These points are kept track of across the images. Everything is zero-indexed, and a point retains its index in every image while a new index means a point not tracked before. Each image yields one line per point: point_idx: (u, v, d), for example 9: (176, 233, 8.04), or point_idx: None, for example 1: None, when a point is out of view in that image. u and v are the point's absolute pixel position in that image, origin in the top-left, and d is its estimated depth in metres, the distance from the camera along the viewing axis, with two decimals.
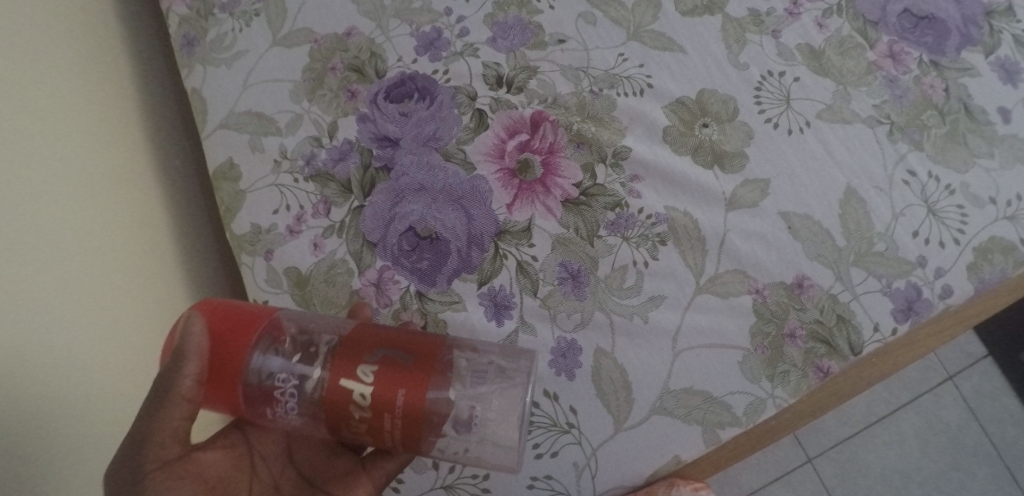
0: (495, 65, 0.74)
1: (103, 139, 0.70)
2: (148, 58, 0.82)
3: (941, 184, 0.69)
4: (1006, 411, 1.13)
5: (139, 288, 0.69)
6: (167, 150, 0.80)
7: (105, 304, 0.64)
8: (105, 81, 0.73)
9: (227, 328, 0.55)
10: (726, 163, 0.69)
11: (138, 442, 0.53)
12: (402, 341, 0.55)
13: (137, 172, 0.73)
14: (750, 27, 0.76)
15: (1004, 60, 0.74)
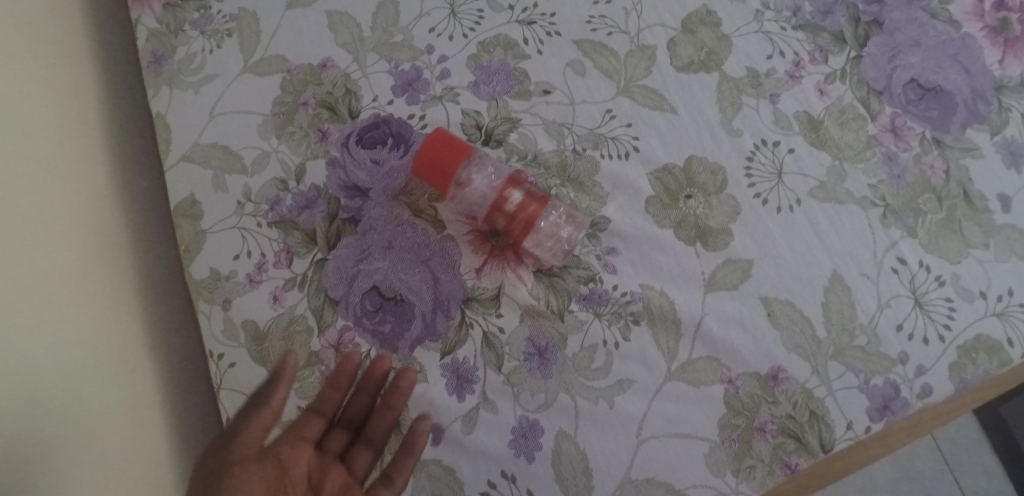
0: (475, 113, 0.73)
1: (65, 160, 0.70)
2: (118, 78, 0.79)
3: (931, 275, 0.66)
4: (981, 463, 1.04)
5: (122, 312, 0.72)
6: (136, 176, 0.78)
7: (87, 330, 0.67)
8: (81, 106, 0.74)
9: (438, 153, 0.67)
10: (709, 239, 0.67)
11: (218, 450, 0.58)
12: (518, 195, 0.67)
13: (102, 190, 0.73)
14: (747, 89, 0.72)
15: (1010, 142, 0.70)
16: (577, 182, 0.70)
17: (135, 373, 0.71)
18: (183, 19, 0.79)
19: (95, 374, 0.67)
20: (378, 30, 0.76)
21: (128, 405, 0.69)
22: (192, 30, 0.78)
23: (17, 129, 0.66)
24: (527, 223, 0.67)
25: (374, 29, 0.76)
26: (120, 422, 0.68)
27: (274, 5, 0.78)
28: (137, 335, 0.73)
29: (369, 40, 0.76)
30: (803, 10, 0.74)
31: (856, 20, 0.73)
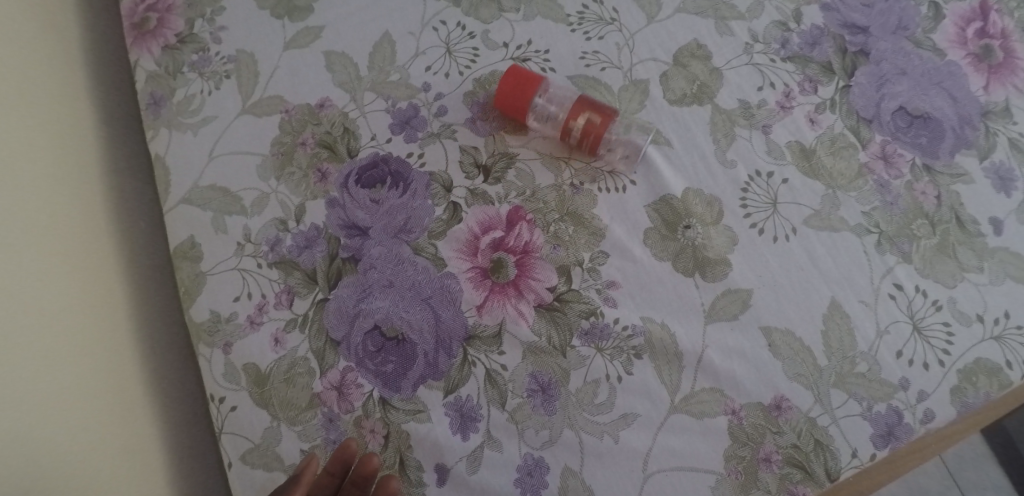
0: (473, 150, 0.73)
1: (66, 199, 0.71)
2: (115, 119, 0.80)
3: (928, 300, 0.67)
4: (990, 479, 1.03)
5: (121, 349, 0.71)
6: (135, 215, 0.78)
7: (86, 367, 0.67)
8: (83, 143, 0.75)
9: (518, 82, 0.72)
10: (707, 270, 0.68)
11: None
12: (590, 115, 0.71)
13: (101, 227, 0.74)
14: (740, 120, 0.73)
15: (998, 166, 0.71)
16: (608, 157, 0.73)
17: (137, 411, 0.71)
18: (182, 60, 0.80)
19: (94, 411, 0.66)
20: (375, 69, 0.77)
21: (127, 445, 0.69)
22: (190, 72, 0.79)
23: (21, 166, 0.67)
24: (598, 135, 0.71)
25: (371, 69, 0.77)
26: (121, 460, 0.67)
27: (272, 46, 0.79)
28: (136, 373, 0.72)
29: (366, 79, 0.77)
30: (791, 42, 0.75)
31: (843, 51, 0.75)
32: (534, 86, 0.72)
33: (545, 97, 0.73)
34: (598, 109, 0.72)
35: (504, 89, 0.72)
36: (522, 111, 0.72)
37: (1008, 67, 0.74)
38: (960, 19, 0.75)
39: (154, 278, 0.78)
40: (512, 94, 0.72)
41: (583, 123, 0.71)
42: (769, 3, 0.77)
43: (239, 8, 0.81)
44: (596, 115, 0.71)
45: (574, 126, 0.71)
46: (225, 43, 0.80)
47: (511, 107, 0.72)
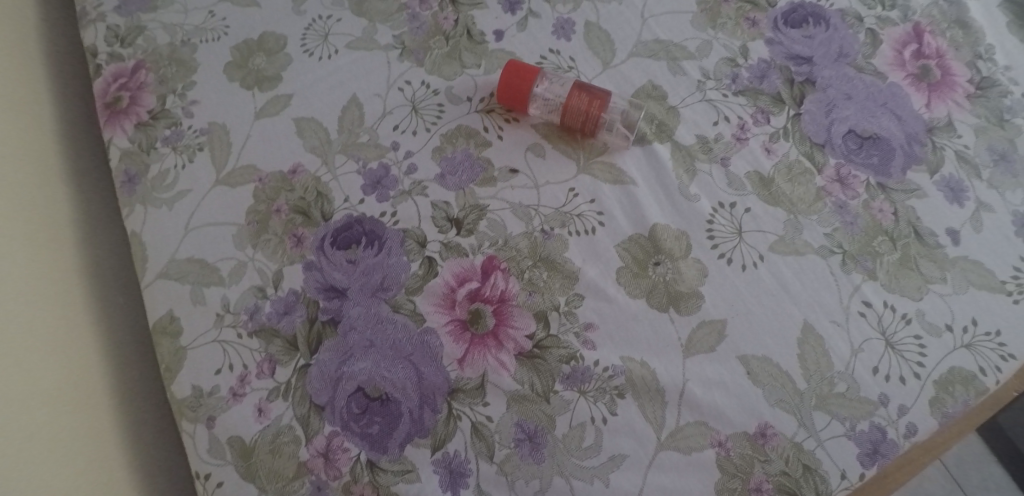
0: (444, 204, 0.75)
1: (43, 275, 0.71)
2: (86, 193, 0.81)
3: (897, 314, 0.68)
4: (993, 481, 0.98)
5: (98, 425, 0.71)
6: (110, 288, 0.78)
7: (63, 445, 0.66)
8: (58, 219, 0.76)
9: (516, 76, 0.76)
10: (681, 304, 0.69)
11: None
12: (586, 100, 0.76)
13: (77, 301, 0.74)
14: (699, 155, 0.75)
15: (949, 179, 0.73)
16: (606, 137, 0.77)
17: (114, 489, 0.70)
18: (155, 136, 0.81)
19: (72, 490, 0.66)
20: (344, 132, 0.79)
21: None
22: (163, 147, 0.80)
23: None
24: (596, 116, 0.75)
25: (341, 132, 0.79)
26: None
27: (242, 118, 0.81)
28: (113, 450, 0.71)
29: (336, 142, 0.78)
30: (741, 76, 0.78)
31: (791, 81, 0.78)
32: (532, 77, 0.76)
33: (544, 87, 0.78)
34: (594, 93, 0.76)
35: (506, 81, 0.77)
36: (523, 100, 0.77)
37: (947, 85, 0.77)
38: (897, 43, 0.79)
39: (134, 355, 0.77)
40: (513, 85, 0.76)
41: (581, 105, 0.75)
42: (717, 41, 0.80)
43: (209, 83, 0.83)
44: (593, 98, 0.76)
45: (573, 109, 0.76)
46: (197, 117, 0.81)
47: (512, 97, 0.77)
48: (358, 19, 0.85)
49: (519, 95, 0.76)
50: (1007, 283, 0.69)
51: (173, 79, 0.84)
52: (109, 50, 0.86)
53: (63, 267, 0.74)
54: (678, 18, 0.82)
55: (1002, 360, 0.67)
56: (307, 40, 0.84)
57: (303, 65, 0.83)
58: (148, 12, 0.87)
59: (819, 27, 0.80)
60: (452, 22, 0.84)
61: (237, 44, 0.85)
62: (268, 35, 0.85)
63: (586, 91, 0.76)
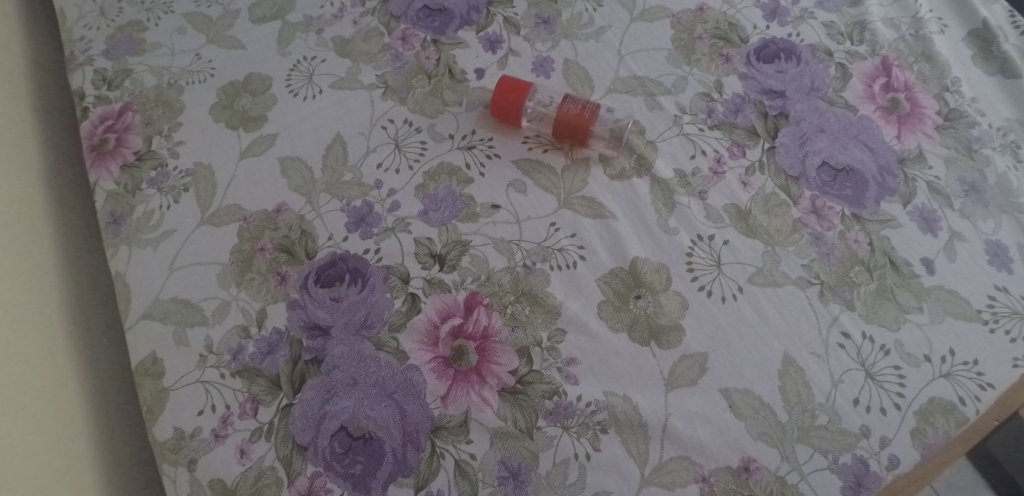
0: (427, 241, 0.75)
1: (24, 311, 0.71)
2: (68, 230, 0.81)
3: (876, 345, 0.69)
4: None
5: (75, 463, 0.70)
6: (90, 324, 0.78)
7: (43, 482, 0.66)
8: (39, 257, 0.76)
9: (508, 90, 0.80)
10: (662, 337, 0.70)
11: None
12: (576, 109, 0.79)
13: (57, 338, 0.74)
14: (678, 188, 0.77)
15: (921, 209, 0.75)
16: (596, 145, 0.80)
17: None
18: (141, 177, 0.82)
19: None
20: (328, 170, 0.80)
21: None
22: (148, 188, 0.81)
23: None
24: (587, 127, 0.79)
25: (325, 170, 0.80)
26: None
27: (227, 157, 0.81)
28: (92, 488, 0.71)
29: (320, 180, 0.79)
30: (716, 111, 0.80)
31: (765, 114, 0.79)
32: (523, 92, 0.80)
33: (535, 101, 0.82)
34: (583, 104, 0.79)
35: (498, 96, 0.80)
36: (515, 115, 0.80)
37: (916, 117, 0.79)
38: (866, 77, 0.81)
39: (116, 394, 0.77)
40: (505, 100, 0.80)
41: (572, 117, 0.79)
42: (692, 77, 0.82)
43: (195, 123, 0.84)
44: (583, 108, 0.79)
45: (565, 120, 0.79)
46: (183, 158, 0.82)
47: (505, 112, 0.80)
48: (342, 60, 0.86)
49: (512, 109, 0.80)
50: (982, 312, 0.70)
51: (159, 121, 0.85)
52: (96, 93, 0.87)
53: (44, 305, 0.74)
54: (653, 55, 0.84)
55: (981, 390, 0.68)
56: (291, 81, 0.85)
57: (287, 105, 0.84)
58: (135, 55, 0.89)
59: (791, 62, 0.82)
60: (433, 61, 0.86)
61: (222, 85, 0.86)
62: (254, 76, 0.86)
63: (575, 102, 0.79)
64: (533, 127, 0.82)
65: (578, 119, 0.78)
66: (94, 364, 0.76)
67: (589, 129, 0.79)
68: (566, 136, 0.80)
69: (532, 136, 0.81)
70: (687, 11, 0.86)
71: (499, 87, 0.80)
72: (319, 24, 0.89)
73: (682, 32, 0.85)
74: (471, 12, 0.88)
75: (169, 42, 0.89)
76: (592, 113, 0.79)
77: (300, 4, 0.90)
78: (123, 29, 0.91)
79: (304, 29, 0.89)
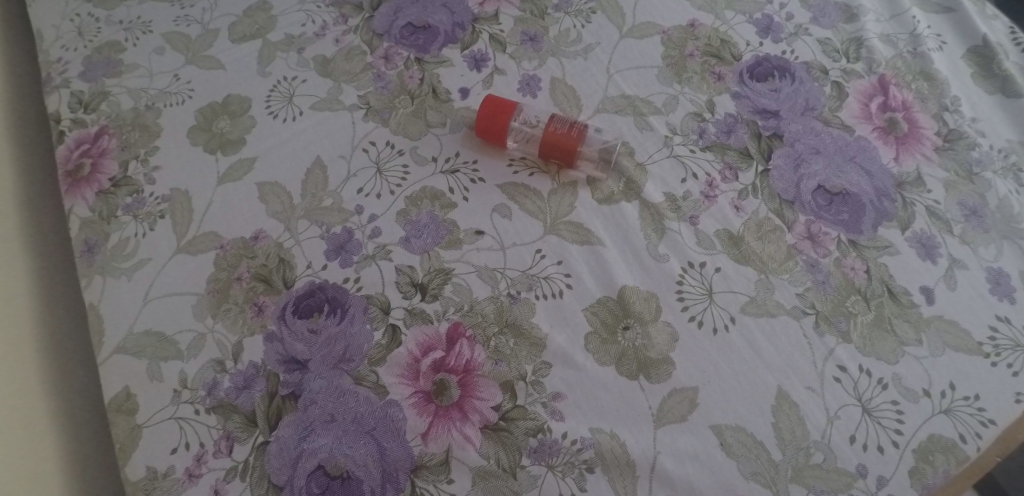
0: (408, 269, 0.73)
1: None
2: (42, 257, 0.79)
3: (873, 379, 0.67)
4: None
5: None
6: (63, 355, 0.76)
7: None
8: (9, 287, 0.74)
9: (494, 109, 0.77)
10: (651, 371, 0.68)
11: None
12: (563, 129, 0.76)
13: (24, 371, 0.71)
14: (668, 212, 0.74)
15: (920, 235, 0.73)
16: (584, 167, 0.77)
17: None
18: (116, 204, 0.79)
19: None
20: (308, 196, 0.77)
21: None
22: (124, 215, 0.79)
23: None
24: (574, 147, 0.76)
25: (304, 196, 0.77)
26: None
27: (205, 182, 0.79)
28: None
29: (299, 207, 0.77)
30: (708, 131, 0.77)
31: (758, 135, 0.77)
32: (509, 111, 0.77)
33: (520, 121, 0.79)
34: (571, 124, 0.77)
35: (483, 115, 0.77)
36: (500, 134, 0.77)
37: (914, 138, 0.77)
38: (863, 95, 0.79)
39: (88, 429, 0.74)
40: (490, 119, 0.77)
41: (559, 136, 0.76)
42: (683, 96, 0.79)
43: (172, 147, 0.82)
44: (570, 128, 0.76)
45: (551, 140, 0.76)
46: (159, 183, 0.80)
47: (491, 131, 0.77)
48: (323, 80, 0.84)
49: (497, 128, 0.77)
50: (983, 343, 0.69)
51: (136, 144, 0.83)
52: (73, 116, 0.85)
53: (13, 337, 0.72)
54: (643, 73, 0.81)
55: (983, 426, 0.66)
56: (271, 102, 0.83)
57: (266, 128, 0.82)
58: (113, 77, 0.87)
59: (785, 80, 0.79)
60: (417, 80, 0.83)
61: (201, 107, 0.84)
62: (233, 97, 0.84)
63: (562, 122, 0.77)
64: (519, 148, 0.79)
65: (565, 138, 0.76)
66: (64, 398, 0.74)
67: (576, 149, 0.76)
68: (552, 157, 0.77)
69: (518, 157, 0.78)
70: (678, 27, 0.83)
71: (485, 105, 0.77)
72: (301, 42, 0.87)
73: (672, 49, 0.82)
74: (456, 29, 0.85)
75: (148, 63, 0.87)
76: (579, 133, 0.76)
77: (281, 22, 0.88)
78: (101, 49, 0.89)
79: (284, 48, 0.86)
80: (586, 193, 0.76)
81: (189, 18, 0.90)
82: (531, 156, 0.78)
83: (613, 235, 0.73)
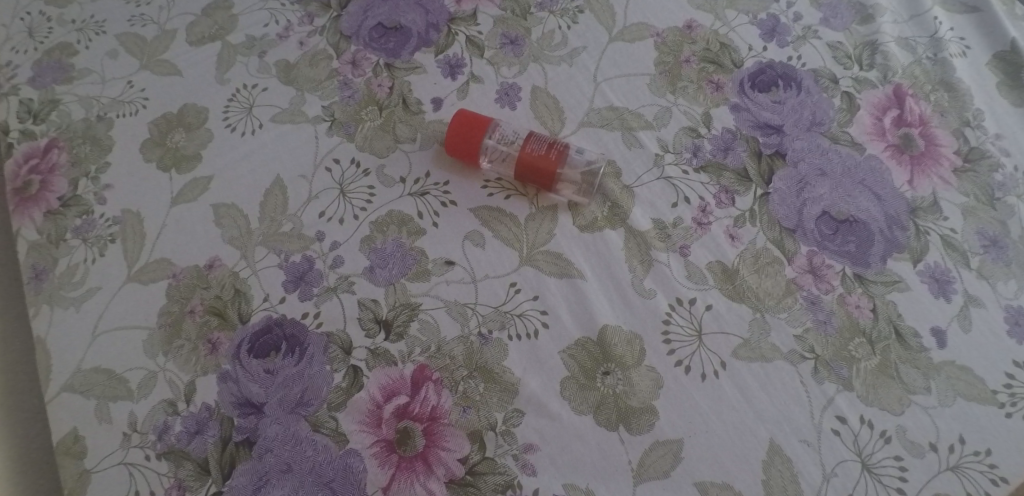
0: (372, 304, 0.67)
1: None
2: None
3: (875, 431, 0.61)
4: None
5: None
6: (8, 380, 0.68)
7: None
8: None
9: (466, 126, 0.70)
10: (632, 421, 0.62)
11: None
12: (541, 149, 0.69)
13: None
14: (656, 242, 0.67)
15: (933, 268, 0.66)
16: (564, 192, 0.70)
17: None
18: (65, 226, 0.74)
19: None
20: (266, 220, 0.71)
21: None
22: (73, 238, 0.73)
23: None
24: (552, 170, 0.69)
25: (262, 220, 0.71)
26: None
27: (158, 203, 0.73)
28: None
29: (257, 232, 0.71)
30: (703, 149, 0.70)
31: (758, 154, 0.70)
32: (482, 128, 0.70)
33: (496, 138, 0.71)
34: (549, 143, 0.69)
35: (454, 132, 0.70)
36: (472, 154, 0.70)
37: (931, 157, 0.70)
38: (876, 108, 0.72)
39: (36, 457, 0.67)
40: (462, 137, 0.70)
41: (536, 158, 0.69)
42: (676, 108, 0.72)
43: (124, 163, 0.76)
44: (548, 147, 0.69)
45: (527, 162, 0.69)
46: (110, 203, 0.74)
47: (463, 151, 0.71)
48: (285, 88, 0.77)
49: (469, 147, 0.70)
50: (999, 392, 0.62)
51: (87, 160, 0.76)
52: (22, 126, 0.79)
53: None
54: (634, 81, 0.74)
55: (993, 485, 0.60)
56: (229, 112, 0.76)
57: (224, 142, 0.75)
58: (63, 84, 0.80)
59: (790, 91, 0.72)
60: (386, 89, 0.76)
61: (155, 118, 0.77)
62: (189, 107, 0.77)
63: (540, 141, 0.70)
64: (495, 169, 0.72)
65: (541, 160, 0.69)
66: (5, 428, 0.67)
67: (553, 172, 0.69)
68: (529, 180, 0.70)
69: (493, 179, 0.72)
70: (674, 29, 0.75)
71: (457, 121, 0.71)
72: (263, 45, 0.79)
73: (667, 54, 0.74)
74: (430, 31, 0.78)
75: (100, 68, 0.80)
76: (559, 154, 0.69)
77: (242, 22, 0.81)
78: (52, 52, 0.82)
79: (245, 51, 0.79)
80: (567, 218, 0.69)
81: (145, 18, 0.83)
82: (508, 177, 0.72)
83: (596, 266, 0.67)
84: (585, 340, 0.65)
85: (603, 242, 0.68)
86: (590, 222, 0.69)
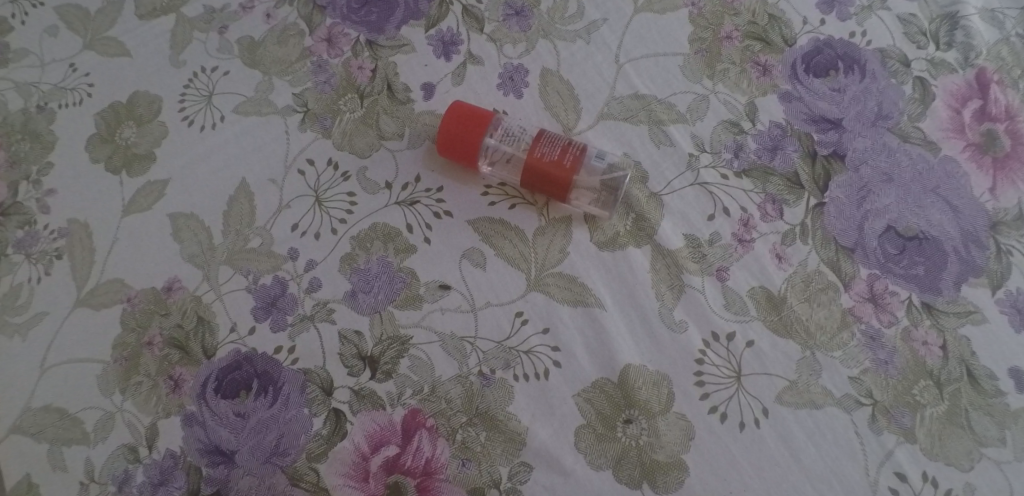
0: (355, 337, 0.58)
1: None
2: None
3: (941, 491, 0.52)
4: None
5: None
6: None
7: None
8: None
9: (463, 124, 0.59)
10: (657, 478, 0.53)
11: None
12: (552, 155, 0.57)
13: None
14: (688, 262, 0.57)
15: (1015, 296, 0.56)
16: (579, 204, 0.59)
17: None
18: (4, 239, 0.63)
19: None
20: (231, 234, 0.61)
21: None
22: (15, 253, 0.63)
23: None
24: (565, 180, 0.57)
25: (227, 233, 0.61)
26: None
27: (109, 213, 0.63)
28: None
29: (221, 248, 0.61)
30: (746, 148, 0.59)
31: (812, 155, 0.59)
32: (482, 126, 0.59)
33: (499, 136, 0.60)
34: (562, 147, 0.58)
35: (449, 131, 0.59)
36: (470, 158, 0.59)
37: (1017, 159, 0.59)
38: (954, 98, 0.61)
39: None
40: (458, 137, 0.59)
41: (545, 165, 0.57)
42: (715, 96, 0.61)
43: (70, 165, 0.65)
44: (561, 152, 0.58)
45: (536, 169, 0.58)
46: (55, 212, 0.64)
47: (459, 154, 0.59)
48: (250, 72, 0.66)
49: (466, 150, 0.59)
50: None
51: (27, 159, 0.66)
52: None
53: None
54: (664, 63, 0.62)
55: None
56: (186, 102, 0.65)
57: (182, 139, 0.64)
58: None
59: (852, 76, 0.61)
60: (368, 73, 0.64)
61: (103, 110, 0.66)
62: (141, 96, 0.66)
63: (552, 144, 0.58)
64: (498, 172, 0.61)
65: (552, 168, 0.57)
66: None
67: (566, 182, 0.57)
68: (537, 190, 0.59)
69: (495, 184, 0.61)
70: None
71: (452, 117, 0.59)
72: (223, 18, 0.68)
73: (704, 29, 0.63)
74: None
75: (38, 48, 0.69)
76: (572, 161, 0.57)
77: None
78: None
79: (203, 26, 0.67)
80: (581, 232, 0.59)
81: None
82: (512, 182, 0.61)
83: (616, 291, 0.57)
84: (604, 381, 0.55)
85: (625, 262, 0.58)
86: (610, 237, 0.58)
